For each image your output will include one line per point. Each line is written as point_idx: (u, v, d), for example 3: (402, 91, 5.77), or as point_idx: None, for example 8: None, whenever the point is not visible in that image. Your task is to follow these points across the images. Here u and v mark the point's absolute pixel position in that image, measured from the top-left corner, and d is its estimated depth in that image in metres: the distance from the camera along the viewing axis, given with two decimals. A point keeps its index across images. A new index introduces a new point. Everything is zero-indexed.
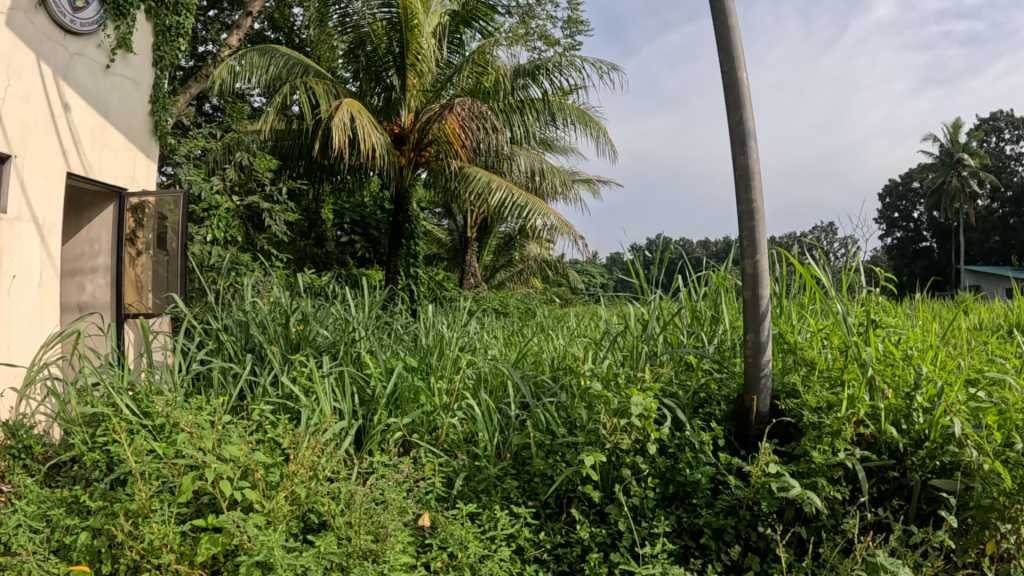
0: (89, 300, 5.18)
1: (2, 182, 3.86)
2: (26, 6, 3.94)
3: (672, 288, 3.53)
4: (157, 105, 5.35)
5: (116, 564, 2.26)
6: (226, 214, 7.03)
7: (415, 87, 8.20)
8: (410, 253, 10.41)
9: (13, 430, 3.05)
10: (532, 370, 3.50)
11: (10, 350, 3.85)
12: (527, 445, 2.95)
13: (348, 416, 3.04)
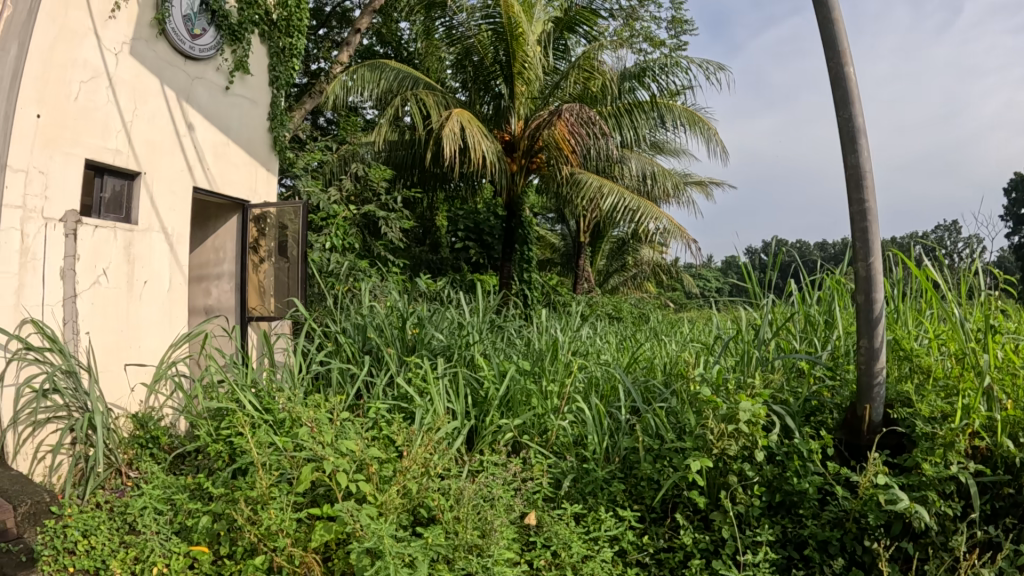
0: (214, 304, 5.51)
1: (135, 197, 4.16)
2: (147, 35, 4.24)
3: (785, 293, 3.44)
4: (275, 123, 5.62)
5: (235, 547, 2.43)
6: (344, 222, 7.30)
7: (523, 95, 8.29)
8: (523, 258, 10.53)
9: (141, 422, 3.31)
10: (646, 375, 3.48)
11: (142, 347, 4.15)
12: (636, 449, 2.93)
13: (461, 417, 3.12)
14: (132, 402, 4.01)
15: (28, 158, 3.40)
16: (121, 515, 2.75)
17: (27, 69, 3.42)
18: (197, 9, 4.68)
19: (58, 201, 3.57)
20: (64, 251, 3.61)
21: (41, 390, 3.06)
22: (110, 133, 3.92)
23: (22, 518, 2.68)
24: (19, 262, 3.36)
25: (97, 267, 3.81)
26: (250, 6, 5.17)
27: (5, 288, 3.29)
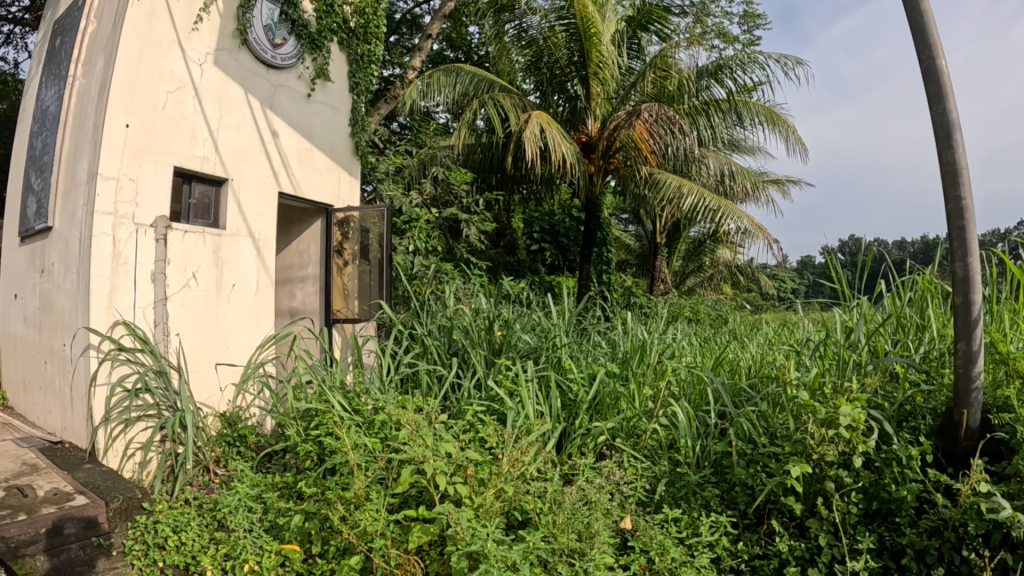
0: (298, 306, 5.60)
1: (222, 203, 4.30)
2: (230, 46, 4.43)
3: (875, 293, 3.34)
4: (357, 128, 5.63)
5: (327, 544, 2.49)
6: (427, 226, 7.31)
7: (599, 96, 8.22)
8: (603, 260, 10.46)
9: (229, 422, 3.48)
10: (729, 378, 3.42)
11: (231, 348, 4.29)
12: (728, 453, 2.89)
13: (552, 419, 3.11)
14: (220, 403, 4.21)
15: (119, 166, 3.67)
16: (210, 513, 2.90)
17: (116, 81, 3.69)
18: (278, 18, 4.81)
19: (147, 206, 3.80)
20: (154, 255, 3.82)
21: (132, 390, 3.26)
22: (198, 140, 4.11)
23: (114, 514, 2.88)
24: (112, 266, 3.62)
25: (187, 271, 3.99)
26: (328, 14, 5.21)
27: (99, 291, 3.56)
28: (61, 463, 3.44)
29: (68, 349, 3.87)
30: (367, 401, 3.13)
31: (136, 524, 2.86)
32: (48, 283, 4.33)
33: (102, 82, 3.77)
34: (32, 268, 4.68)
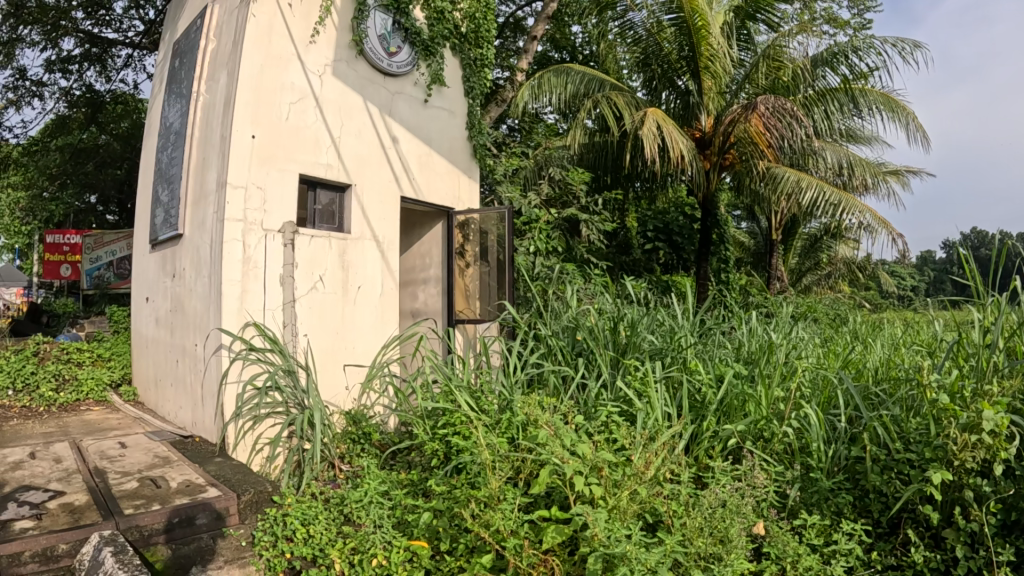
0: (421, 307, 5.93)
1: (347, 207, 4.73)
2: (347, 57, 4.81)
3: (1010, 292, 3.06)
4: (474, 132, 5.82)
5: (454, 542, 2.58)
6: (546, 226, 7.30)
7: (711, 90, 7.90)
8: (720, 259, 10.26)
9: (354, 419, 3.63)
10: (855, 379, 3.34)
11: (356, 348, 4.69)
12: (861, 459, 2.83)
13: (681, 420, 3.09)
14: (345, 400, 4.60)
15: (247, 176, 4.09)
16: (337, 508, 3.01)
17: (239, 96, 4.09)
18: (391, 28, 5.12)
19: (275, 214, 4.22)
20: (283, 259, 4.24)
21: (262, 389, 3.36)
22: (321, 149, 4.53)
23: (245, 506, 3.07)
24: (242, 270, 4.01)
25: (314, 273, 4.40)
26: (438, 21, 5.47)
27: (230, 295, 3.95)
28: (191, 457, 3.77)
29: (199, 350, 4.26)
30: (496, 402, 3.21)
31: (266, 514, 3.06)
32: (178, 287, 4.68)
33: (227, 97, 4.17)
34: (164, 273, 5.02)
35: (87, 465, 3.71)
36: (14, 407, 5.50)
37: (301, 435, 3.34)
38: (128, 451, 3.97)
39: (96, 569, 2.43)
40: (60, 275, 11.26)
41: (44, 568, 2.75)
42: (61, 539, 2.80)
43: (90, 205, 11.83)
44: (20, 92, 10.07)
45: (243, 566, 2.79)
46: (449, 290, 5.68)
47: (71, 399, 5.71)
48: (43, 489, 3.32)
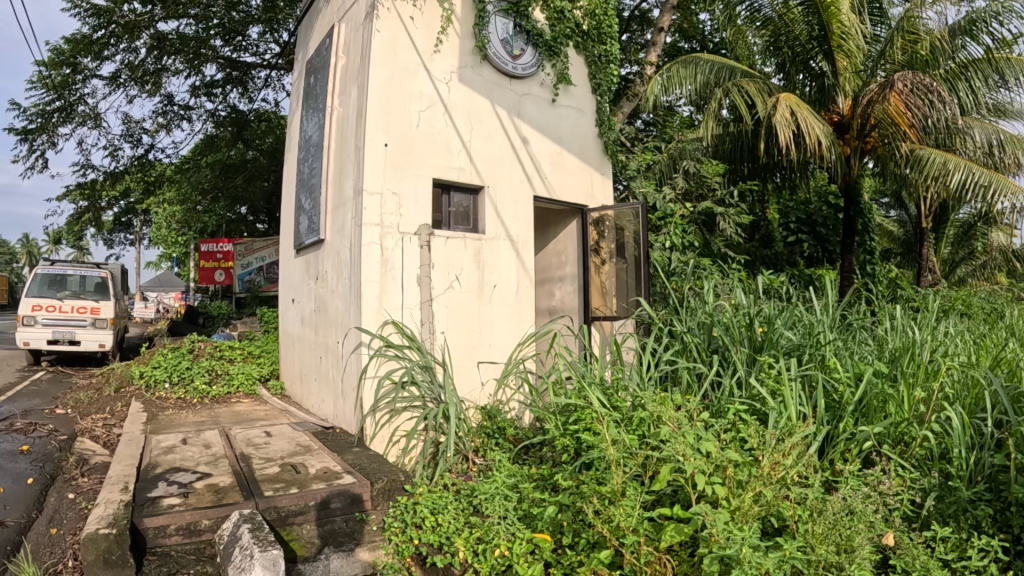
0: (557, 305, 6.13)
1: (481, 209, 4.93)
2: (472, 63, 4.98)
3: None
4: (603, 128, 5.89)
5: (576, 536, 2.67)
6: (683, 220, 7.21)
7: (846, 70, 7.56)
8: (865, 250, 9.88)
9: (490, 414, 3.83)
10: (1005, 379, 3.18)
11: (493, 346, 4.85)
12: (1005, 468, 2.72)
13: (815, 420, 3.07)
14: (482, 395, 4.75)
15: (382, 182, 4.35)
16: (466, 499, 3.17)
17: (370, 107, 4.36)
18: (512, 31, 5.23)
19: (411, 217, 4.47)
20: (420, 260, 4.48)
21: (398, 383, 3.70)
22: (453, 153, 4.75)
23: (378, 493, 3.24)
24: (381, 271, 4.27)
25: (450, 273, 4.62)
26: (560, 20, 5.54)
27: (370, 295, 4.21)
28: (331, 446, 4.05)
29: (341, 347, 4.56)
30: (625, 397, 3.30)
31: (399, 502, 3.22)
32: (322, 288, 5.02)
33: (359, 108, 4.45)
34: (308, 276, 5.41)
35: (233, 451, 4.05)
36: (171, 397, 6.13)
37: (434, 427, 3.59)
38: (272, 439, 4.30)
39: (233, 544, 2.66)
40: (215, 280, 12.14)
41: (187, 540, 3.05)
42: (203, 516, 3.10)
43: (241, 215, 13.19)
44: (170, 117, 10.86)
45: (373, 548, 3.05)
46: (586, 287, 5.85)
47: (222, 392, 6.23)
48: (191, 470, 3.67)
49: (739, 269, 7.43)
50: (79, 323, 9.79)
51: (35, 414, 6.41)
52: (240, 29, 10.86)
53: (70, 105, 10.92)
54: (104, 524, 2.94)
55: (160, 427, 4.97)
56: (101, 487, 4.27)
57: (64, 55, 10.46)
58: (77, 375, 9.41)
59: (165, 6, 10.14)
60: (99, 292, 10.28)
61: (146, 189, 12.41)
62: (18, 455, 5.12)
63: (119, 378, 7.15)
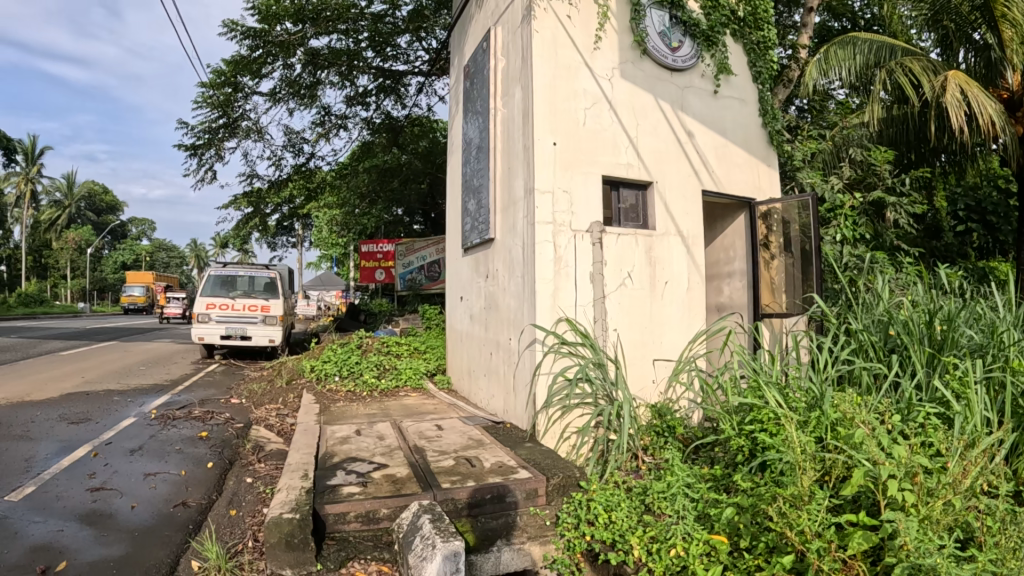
0: (726, 300, 6.08)
1: (651, 206, 5.00)
2: (633, 59, 5.01)
3: None
4: (767, 118, 5.71)
5: (754, 540, 2.60)
6: (853, 213, 6.93)
7: (1013, 41, 6.75)
8: None
9: (659, 413, 4.02)
10: None
11: (664, 343, 4.91)
12: None
13: (1003, 427, 2.87)
14: (654, 393, 4.83)
15: (553, 181, 4.53)
16: (638, 497, 3.24)
17: (538, 109, 4.55)
18: (669, 24, 5.19)
19: (582, 215, 4.63)
20: (593, 257, 4.61)
21: (574, 379, 3.82)
22: (620, 149, 4.87)
23: (553, 488, 3.51)
24: (555, 269, 4.44)
25: (623, 270, 4.73)
26: (715, 8, 5.42)
27: (545, 292, 4.40)
28: (503, 441, 4.30)
29: (514, 343, 4.73)
30: (805, 398, 3.24)
31: (572, 498, 3.40)
32: (493, 286, 5.22)
33: (526, 110, 4.65)
34: (477, 274, 5.63)
35: (407, 443, 4.34)
36: (341, 389, 6.47)
37: (607, 425, 3.72)
38: (443, 433, 4.58)
39: (416, 531, 2.91)
40: (376, 279, 12.92)
41: (366, 527, 3.30)
42: (383, 505, 3.33)
43: (398, 217, 13.68)
44: (329, 126, 11.41)
45: (544, 543, 3.25)
46: (756, 283, 5.72)
47: (390, 386, 6.51)
48: (367, 461, 3.94)
49: (914, 263, 6.98)
50: (250, 320, 10.47)
51: (212, 403, 6.91)
52: (387, 39, 11.13)
53: (234, 121, 11.74)
54: (288, 509, 3.18)
55: (333, 418, 5.28)
56: (274, 473, 4.58)
57: (226, 76, 11.16)
58: (248, 368, 10.07)
59: (316, 23, 10.58)
60: (267, 292, 10.96)
61: (306, 195, 13.10)
62: (198, 440, 5.54)
63: (288, 371, 7.62)
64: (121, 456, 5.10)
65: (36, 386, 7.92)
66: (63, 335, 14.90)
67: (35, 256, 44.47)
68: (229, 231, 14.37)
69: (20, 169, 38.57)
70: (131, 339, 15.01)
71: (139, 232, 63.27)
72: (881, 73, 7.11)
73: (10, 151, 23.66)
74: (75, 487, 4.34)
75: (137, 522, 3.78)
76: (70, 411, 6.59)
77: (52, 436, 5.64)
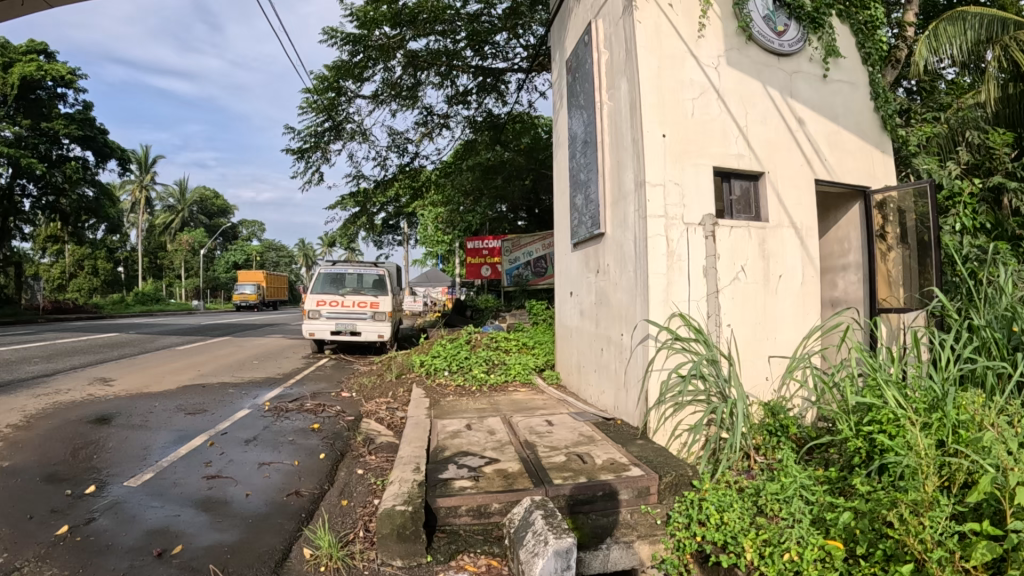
0: (840, 295, 5.84)
1: (764, 197, 4.87)
2: (738, 45, 4.89)
3: None
4: (879, 102, 5.44)
5: (871, 547, 2.48)
6: (973, 200, 6.54)
7: None
8: None
9: (773, 412, 3.92)
10: None
11: (777, 339, 4.75)
12: None
13: None
14: (766, 391, 4.70)
15: (663, 173, 4.51)
16: (751, 498, 3.15)
17: (645, 101, 4.54)
18: (774, 7, 5.04)
19: (695, 208, 4.59)
20: (706, 251, 4.54)
21: (688, 376, 3.74)
22: (730, 139, 4.77)
23: (665, 487, 3.47)
24: (667, 263, 4.42)
25: (736, 264, 4.64)
26: None
27: (657, 287, 4.38)
28: (615, 438, 4.30)
29: (626, 339, 4.71)
30: (925, 397, 3.09)
31: (684, 497, 3.35)
32: (603, 281, 5.19)
33: (633, 102, 4.64)
34: (588, 269, 5.60)
35: (518, 438, 4.39)
36: (450, 384, 6.58)
37: (721, 424, 3.65)
38: (553, 428, 4.62)
39: (527, 528, 2.94)
40: (482, 275, 13.10)
41: (476, 521, 3.35)
42: (494, 500, 3.36)
43: (502, 213, 13.77)
44: (432, 126, 11.60)
45: (654, 542, 3.18)
46: (872, 277, 5.48)
47: (500, 380, 6.56)
48: (478, 455, 4.01)
49: None
50: (358, 316, 10.72)
51: (324, 396, 7.14)
52: (485, 38, 11.18)
53: (339, 124, 12.08)
54: (401, 501, 3.28)
55: (443, 412, 5.37)
56: (384, 466, 4.69)
57: (329, 82, 11.52)
58: (358, 363, 10.37)
59: (414, 26, 10.77)
60: (377, 288, 11.23)
61: (411, 193, 13.37)
62: (311, 432, 5.72)
63: (398, 366, 7.80)
64: (235, 446, 5.31)
65: (157, 378, 8.36)
66: (181, 331, 15.67)
67: (153, 258, 47.02)
68: (337, 231, 14.82)
69: (136, 177, 40.80)
70: (245, 334, 15.69)
71: (250, 233, 65.96)
72: (992, 53, 6.82)
73: (125, 161, 25.08)
74: (193, 474, 4.54)
75: (253, 509, 3.93)
76: (187, 402, 6.92)
77: (171, 425, 5.93)
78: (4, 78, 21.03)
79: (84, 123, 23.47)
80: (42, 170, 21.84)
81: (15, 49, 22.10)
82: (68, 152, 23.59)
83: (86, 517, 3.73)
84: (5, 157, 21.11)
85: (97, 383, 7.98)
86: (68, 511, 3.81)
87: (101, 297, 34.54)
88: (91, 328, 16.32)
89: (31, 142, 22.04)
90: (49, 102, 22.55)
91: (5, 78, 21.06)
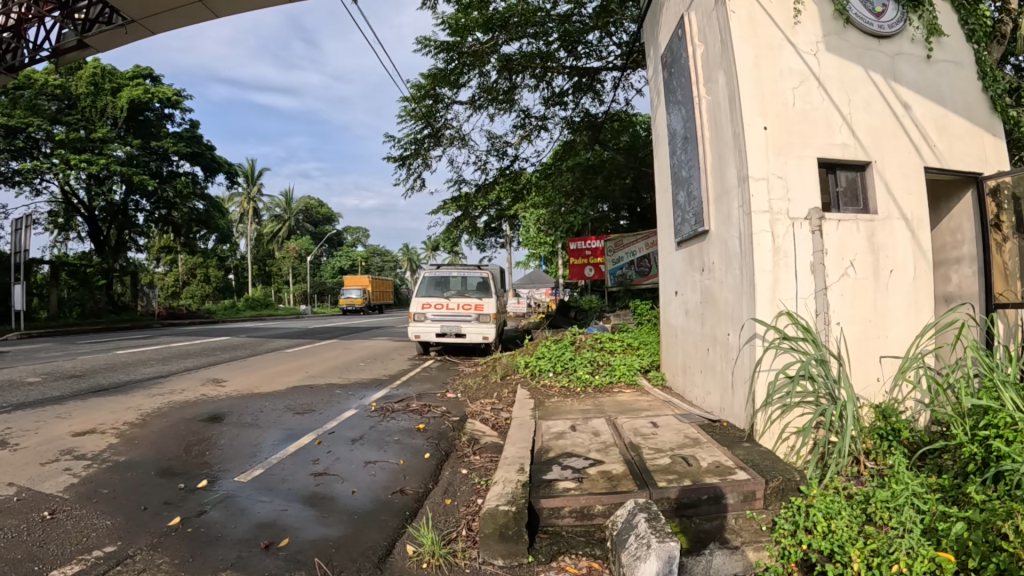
0: (954, 290, 5.50)
1: (871, 188, 4.66)
2: (836, 29, 4.71)
3: None
4: (988, 81, 5.13)
5: (984, 561, 2.35)
6: None
7: None
8: None
9: (885, 414, 3.75)
10: None
11: (889, 337, 4.52)
12: None
13: None
14: (878, 392, 4.47)
15: (766, 167, 4.38)
16: (860, 506, 3.02)
17: (744, 93, 4.43)
18: None
19: (799, 201, 4.43)
20: (813, 247, 4.38)
21: (796, 377, 3.62)
22: (833, 129, 4.59)
23: (772, 492, 3.36)
24: (773, 260, 4.29)
25: (844, 259, 4.46)
26: None
27: (763, 284, 4.26)
28: (721, 440, 4.21)
29: (732, 340, 4.59)
30: None
31: (790, 503, 3.24)
32: (709, 280, 5.07)
33: (732, 94, 4.55)
34: (693, 268, 5.48)
35: (622, 440, 4.33)
36: (555, 385, 6.59)
37: (829, 427, 3.52)
38: (658, 430, 4.54)
39: (630, 530, 2.90)
40: (585, 275, 13.12)
41: (579, 522, 3.33)
42: (597, 501, 3.33)
43: (604, 213, 13.64)
44: (530, 128, 11.63)
45: (758, 549, 3.08)
46: (988, 270, 5.14)
47: (605, 381, 6.50)
48: (582, 457, 3.98)
49: None
50: (464, 318, 10.81)
51: (428, 397, 7.24)
52: (577, 38, 11.05)
53: (438, 130, 12.26)
54: (504, 501, 3.29)
55: (547, 414, 5.37)
56: (488, 466, 4.73)
57: (426, 89, 11.75)
58: (462, 364, 10.47)
59: (506, 30, 10.78)
60: (481, 290, 11.27)
61: (514, 196, 13.47)
62: (415, 432, 5.81)
63: (504, 367, 7.83)
64: (342, 444, 5.44)
65: (267, 379, 8.67)
66: (294, 335, 16.24)
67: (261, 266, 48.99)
68: (439, 236, 15.07)
69: (241, 190, 42.53)
70: (354, 337, 16.12)
71: (353, 239, 67.76)
72: None
73: (232, 175, 26.20)
74: (301, 471, 4.68)
75: (359, 506, 4.02)
76: (296, 402, 7.14)
77: (281, 424, 6.13)
78: (114, 102, 22.24)
79: (191, 140, 24.77)
80: (155, 185, 23.01)
81: (123, 74, 23.43)
82: (178, 168, 24.84)
83: (198, 510, 3.88)
84: (120, 175, 22.36)
85: (212, 384, 8.33)
86: (181, 503, 3.98)
87: (213, 303, 36.21)
88: (207, 332, 17.14)
89: (144, 161, 23.26)
90: (156, 122, 23.89)
91: (116, 101, 22.27)
